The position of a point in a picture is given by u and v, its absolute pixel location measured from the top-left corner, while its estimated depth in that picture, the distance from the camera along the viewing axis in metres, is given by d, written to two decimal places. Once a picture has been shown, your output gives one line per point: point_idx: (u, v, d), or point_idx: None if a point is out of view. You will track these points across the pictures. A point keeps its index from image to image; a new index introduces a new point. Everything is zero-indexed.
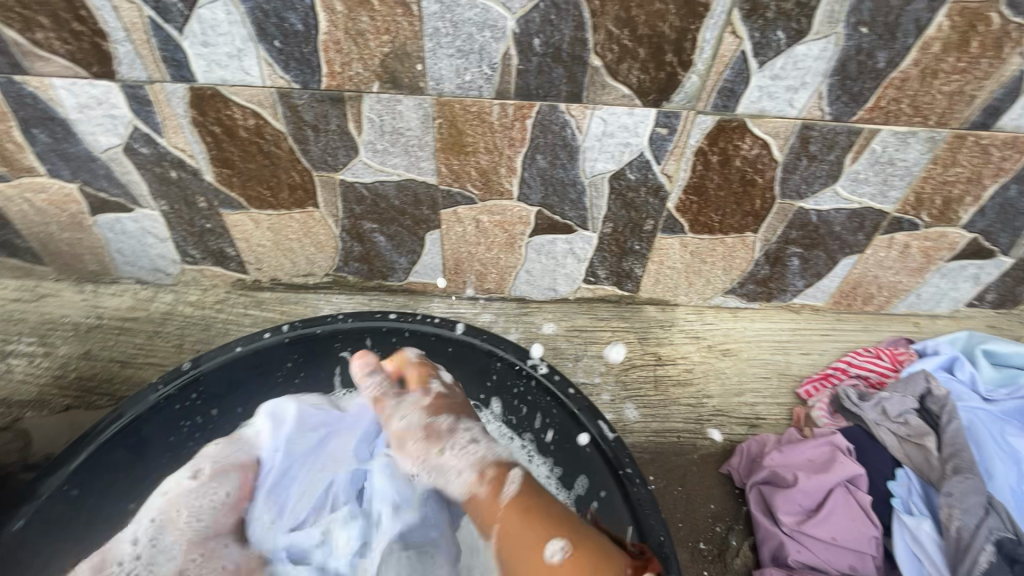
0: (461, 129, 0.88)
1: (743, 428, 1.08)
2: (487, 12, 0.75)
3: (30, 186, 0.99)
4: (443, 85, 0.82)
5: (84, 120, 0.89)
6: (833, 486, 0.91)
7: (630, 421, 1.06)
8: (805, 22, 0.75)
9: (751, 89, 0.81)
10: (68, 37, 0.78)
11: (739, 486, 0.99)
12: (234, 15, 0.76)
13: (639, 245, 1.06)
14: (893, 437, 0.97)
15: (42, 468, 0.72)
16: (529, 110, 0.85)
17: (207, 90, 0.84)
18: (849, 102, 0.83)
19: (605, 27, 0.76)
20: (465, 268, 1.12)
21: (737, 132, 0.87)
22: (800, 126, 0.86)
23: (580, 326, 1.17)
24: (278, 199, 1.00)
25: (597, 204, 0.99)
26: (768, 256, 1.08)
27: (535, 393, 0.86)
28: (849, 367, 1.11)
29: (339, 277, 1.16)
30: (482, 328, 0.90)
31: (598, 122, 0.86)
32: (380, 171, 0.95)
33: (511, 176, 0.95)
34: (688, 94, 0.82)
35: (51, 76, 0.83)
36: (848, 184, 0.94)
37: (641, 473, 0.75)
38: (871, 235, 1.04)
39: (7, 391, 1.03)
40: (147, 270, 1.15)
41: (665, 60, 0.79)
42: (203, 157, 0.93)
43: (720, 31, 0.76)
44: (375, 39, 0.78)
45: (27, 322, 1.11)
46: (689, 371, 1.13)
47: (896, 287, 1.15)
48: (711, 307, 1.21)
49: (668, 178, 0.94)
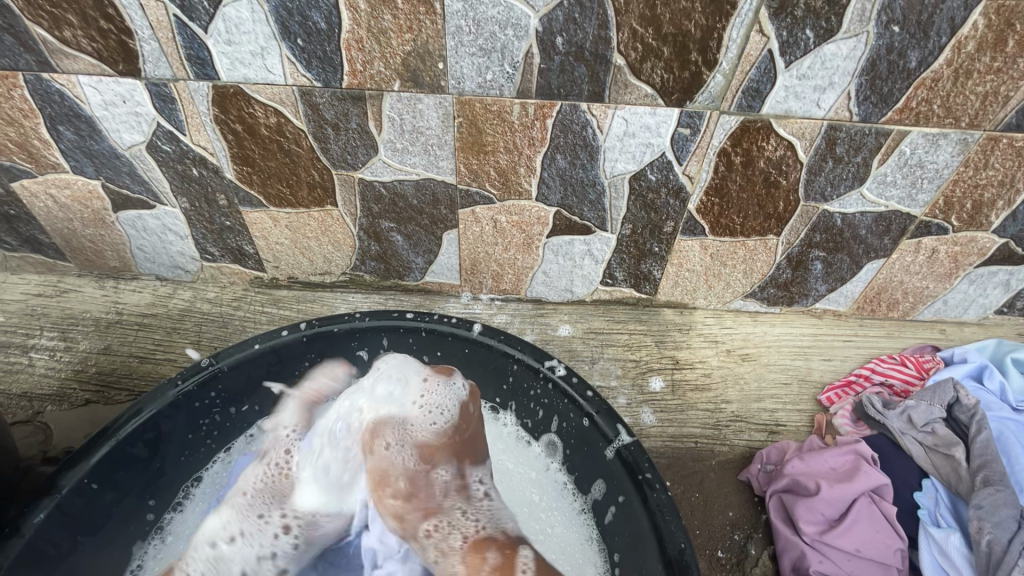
0: (481, 129, 0.87)
1: (763, 435, 1.06)
2: (510, 10, 0.74)
3: (55, 183, 1.01)
4: (464, 84, 0.82)
5: (108, 117, 0.89)
6: (856, 496, 0.88)
7: (647, 426, 1.04)
8: (835, 21, 0.73)
9: (777, 89, 0.80)
10: (94, 35, 0.79)
11: (758, 494, 0.97)
12: (258, 13, 0.76)
13: (658, 247, 1.05)
14: (919, 447, 0.95)
15: (65, 460, 0.70)
16: (550, 109, 0.84)
17: (230, 88, 0.84)
18: (878, 102, 0.81)
19: (629, 26, 0.75)
20: (481, 269, 1.12)
21: (762, 133, 0.85)
22: (826, 127, 0.84)
23: (596, 328, 1.16)
24: (298, 197, 1.00)
25: (616, 205, 0.98)
26: (790, 260, 1.07)
27: (551, 395, 0.84)
28: (873, 373, 1.08)
29: (356, 276, 1.16)
30: (499, 329, 0.88)
31: (620, 122, 0.85)
32: (399, 170, 0.94)
33: (531, 176, 0.94)
34: (712, 94, 0.81)
35: (77, 73, 0.84)
36: (875, 187, 0.92)
37: (661, 478, 0.72)
38: (897, 240, 1.01)
39: (28, 385, 1.04)
40: (167, 267, 1.16)
41: (689, 59, 0.78)
42: (224, 154, 0.94)
43: (747, 29, 0.74)
44: (397, 37, 0.77)
45: (49, 317, 1.12)
46: (708, 375, 1.11)
47: (922, 293, 1.12)
48: (730, 310, 1.20)
49: (690, 179, 0.93)
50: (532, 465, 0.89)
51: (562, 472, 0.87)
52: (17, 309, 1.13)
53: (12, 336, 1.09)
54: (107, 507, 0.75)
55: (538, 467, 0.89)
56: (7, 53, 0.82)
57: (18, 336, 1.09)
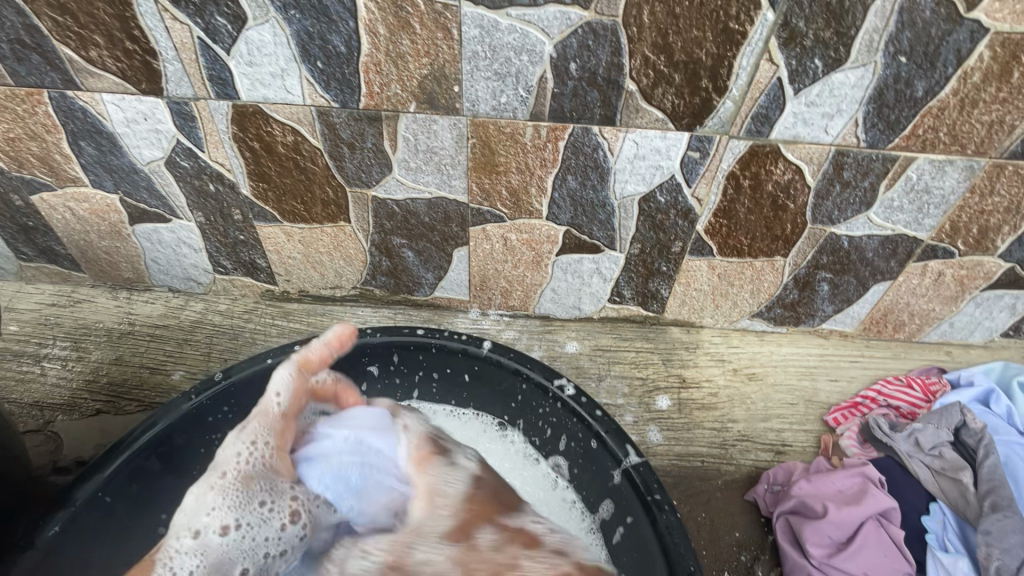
0: (494, 150, 0.89)
1: (769, 455, 1.06)
2: (525, 36, 0.76)
3: (73, 196, 1.03)
4: (479, 107, 0.84)
5: (130, 134, 0.91)
6: (864, 519, 0.88)
7: (653, 444, 1.05)
8: (843, 52, 0.75)
9: (786, 115, 0.81)
10: (120, 55, 0.81)
11: (765, 515, 0.97)
12: (280, 37, 0.78)
13: (666, 266, 1.06)
14: (927, 470, 0.95)
15: (78, 473, 0.72)
16: (562, 132, 0.86)
17: (249, 107, 0.86)
18: (885, 129, 0.82)
19: (641, 53, 0.77)
20: (490, 285, 1.13)
21: (771, 157, 0.87)
22: (834, 152, 0.85)
23: (603, 345, 1.16)
24: (311, 214, 1.02)
25: (626, 225, 0.99)
26: (796, 281, 1.07)
27: (560, 414, 0.85)
28: (879, 396, 1.09)
29: (366, 290, 1.17)
30: (509, 346, 0.90)
31: (630, 145, 0.87)
32: (412, 188, 0.96)
33: (542, 196, 0.96)
34: (721, 119, 0.83)
35: (101, 92, 0.86)
36: (882, 211, 0.93)
37: (670, 499, 0.73)
38: (903, 263, 1.02)
39: (40, 394, 1.05)
40: (180, 279, 1.18)
41: (700, 85, 0.79)
42: (241, 171, 0.95)
43: (757, 58, 0.76)
44: (414, 61, 0.79)
45: (62, 327, 1.14)
46: (714, 395, 1.12)
47: (928, 315, 1.13)
48: (737, 329, 1.20)
49: (698, 201, 0.94)
50: (540, 483, 0.89)
51: (570, 491, 0.86)
52: (31, 318, 1.15)
53: (25, 345, 1.11)
54: (121, 520, 0.76)
55: (544, 486, 0.88)
56: (34, 71, 0.84)
57: (31, 346, 1.11)
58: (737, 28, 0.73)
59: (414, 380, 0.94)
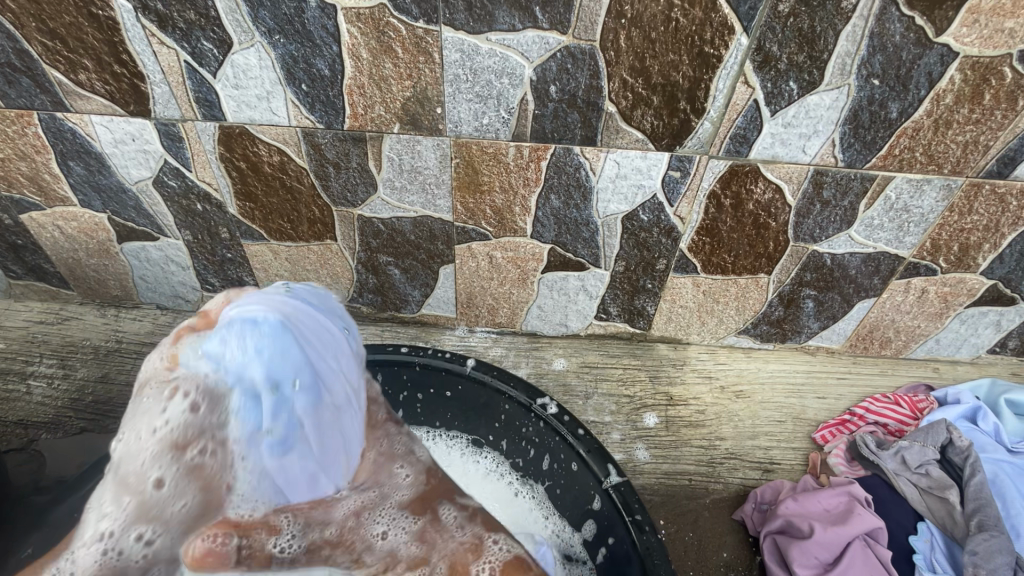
0: (477, 169, 0.90)
1: (757, 473, 1.05)
2: (505, 60, 0.78)
3: (62, 215, 1.03)
4: (461, 128, 0.85)
5: (118, 154, 0.93)
6: (851, 539, 0.87)
7: (640, 462, 1.04)
8: (817, 74, 0.76)
9: (764, 136, 0.83)
10: (108, 78, 0.83)
11: (752, 535, 0.96)
12: (265, 60, 0.79)
13: (651, 283, 1.07)
14: (914, 489, 0.94)
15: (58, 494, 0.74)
16: (544, 152, 0.87)
17: (235, 128, 0.87)
18: (862, 149, 0.83)
19: (619, 76, 0.78)
20: (477, 303, 1.13)
21: (750, 176, 0.88)
22: (813, 172, 0.87)
23: (590, 362, 1.16)
24: (298, 232, 1.03)
25: (610, 243, 1.00)
26: (782, 298, 1.08)
27: (543, 433, 0.86)
28: (867, 413, 1.08)
29: (354, 307, 1.17)
30: (493, 365, 0.91)
31: (612, 165, 0.88)
32: (397, 207, 0.97)
33: (526, 215, 0.96)
34: (701, 140, 0.84)
35: (90, 113, 0.87)
36: (862, 229, 0.94)
37: (650, 519, 0.74)
38: (886, 280, 1.03)
39: (24, 412, 1.04)
40: (168, 296, 1.18)
41: (678, 107, 0.80)
42: (228, 190, 0.96)
43: (733, 81, 0.77)
44: (397, 84, 0.81)
45: (49, 345, 1.14)
46: (701, 412, 1.12)
47: (914, 331, 1.13)
48: (724, 346, 1.20)
49: (681, 220, 0.95)
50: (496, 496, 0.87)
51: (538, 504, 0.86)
52: (19, 335, 1.15)
53: (12, 363, 1.11)
54: None
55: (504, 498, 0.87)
56: (24, 94, 0.86)
57: (17, 363, 1.10)
58: (713, 53, 0.75)
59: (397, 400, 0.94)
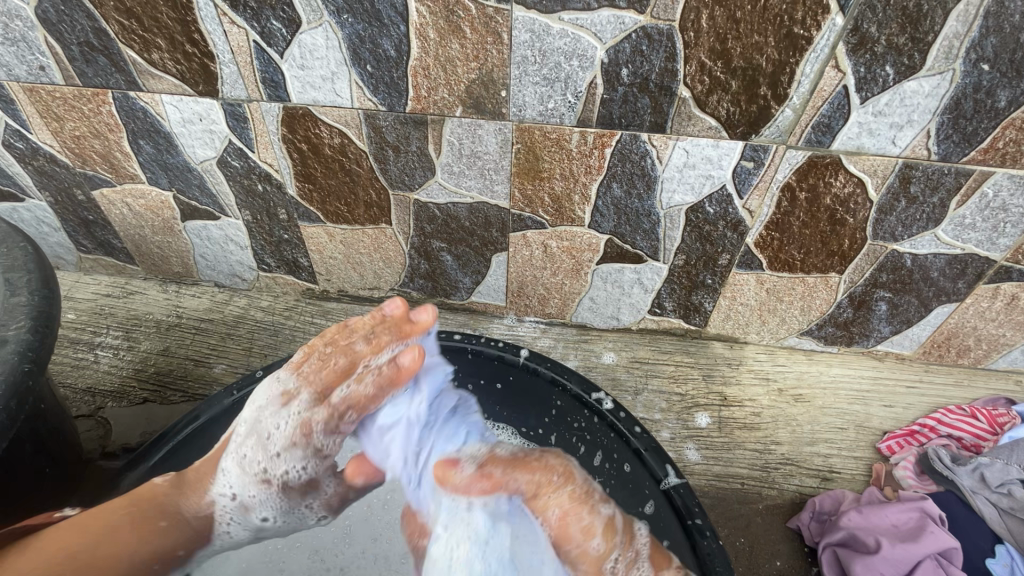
0: (538, 155, 0.88)
1: (815, 481, 1.00)
2: (576, 41, 0.74)
3: (131, 192, 1.07)
4: (525, 112, 0.82)
5: (185, 134, 0.94)
6: (921, 558, 0.82)
7: (691, 463, 1.01)
8: (918, 58, 0.70)
9: (850, 125, 0.77)
10: (180, 58, 0.84)
11: (809, 546, 0.92)
12: (332, 40, 0.79)
13: (711, 279, 1.02)
14: (992, 508, 0.88)
15: (127, 461, 0.76)
16: (609, 139, 0.84)
17: (299, 109, 0.87)
18: (960, 142, 0.77)
19: (697, 58, 0.74)
20: (528, 292, 1.11)
21: (831, 168, 0.82)
22: (901, 165, 0.80)
23: (641, 358, 1.13)
24: (354, 215, 1.03)
25: (671, 235, 0.96)
26: (852, 300, 1.02)
27: (597, 429, 0.84)
28: (939, 425, 1.02)
29: (404, 292, 1.17)
30: (546, 356, 0.89)
31: (680, 153, 0.84)
32: (454, 192, 0.96)
33: (585, 204, 0.94)
34: (779, 129, 0.79)
35: (161, 92, 0.89)
36: (951, 228, 0.87)
37: (712, 524, 0.71)
38: (972, 284, 0.96)
39: (93, 380, 1.09)
40: (225, 274, 1.21)
41: (758, 93, 0.76)
42: (288, 172, 0.97)
43: (822, 64, 0.72)
44: (463, 65, 0.79)
45: (116, 317, 1.19)
46: (758, 415, 1.07)
47: (997, 340, 1.05)
48: (783, 347, 1.15)
49: (750, 213, 0.90)
50: None
51: None
52: (88, 307, 1.20)
53: (81, 333, 1.16)
54: None
55: None
56: (100, 72, 0.88)
57: (86, 334, 1.16)
58: (802, 33, 0.70)
59: None
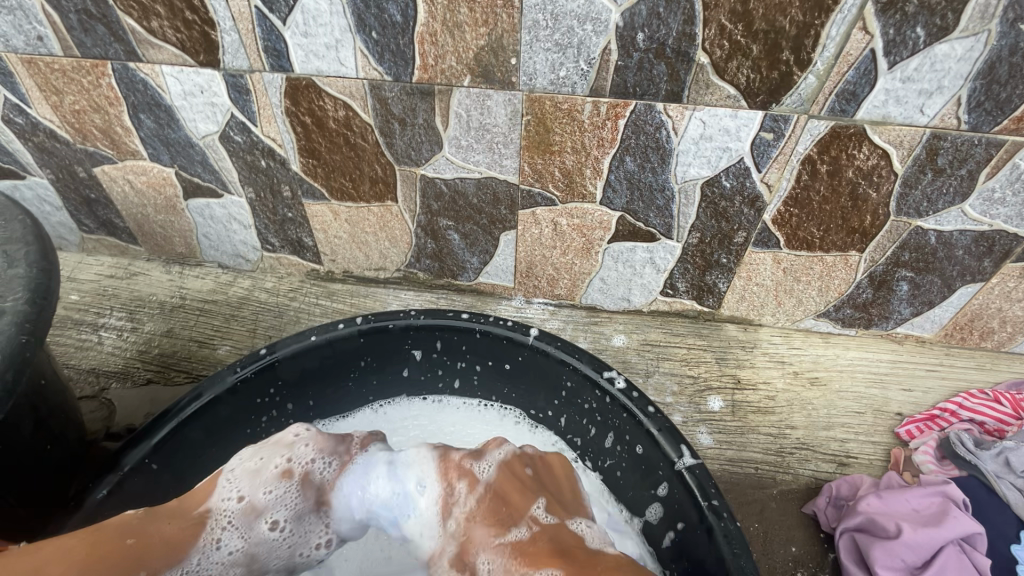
0: (549, 127, 0.85)
1: (832, 466, 0.97)
2: (590, 3, 0.71)
3: (133, 169, 1.05)
4: (536, 81, 0.79)
5: (186, 107, 0.92)
6: (943, 543, 0.80)
7: (704, 446, 0.99)
8: (951, 18, 0.66)
9: (876, 92, 0.73)
10: (180, 26, 0.81)
11: (825, 531, 0.90)
12: (336, 5, 0.76)
13: (726, 258, 0.99)
14: (1017, 493, 0.85)
15: (127, 440, 0.73)
16: (623, 109, 0.81)
17: (303, 80, 0.85)
18: (993, 109, 0.73)
19: (717, 21, 0.71)
20: (536, 272, 1.09)
21: (854, 140, 0.79)
22: (930, 135, 0.77)
23: (653, 340, 1.11)
24: (359, 192, 1.00)
25: (685, 212, 0.93)
26: (872, 279, 0.98)
27: (610, 409, 0.81)
28: (961, 409, 0.99)
29: (410, 273, 1.15)
30: (555, 334, 0.85)
31: (697, 124, 0.81)
32: (461, 167, 0.93)
33: (596, 178, 0.91)
34: (801, 97, 0.76)
35: (161, 63, 0.87)
36: (979, 203, 0.84)
37: (729, 506, 0.68)
38: (999, 263, 0.92)
39: (97, 361, 1.08)
40: (229, 255, 1.19)
41: (780, 58, 0.72)
42: (292, 146, 0.95)
43: (848, 27, 0.69)
44: (472, 31, 0.76)
45: (119, 298, 1.17)
46: (773, 398, 1.04)
47: (1022, 322, 1.01)
48: (799, 330, 1.12)
49: (768, 188, 0.87)
50: None
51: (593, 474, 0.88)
52: (92, 288, 1.19)
53: (84, 314, 1.15)
54: (166, 486, 0.78)
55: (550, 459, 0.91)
56: (99, 42, 0.85)
57: (90, 315, 1.14)
58: None
59: (456, 368, 0.93)
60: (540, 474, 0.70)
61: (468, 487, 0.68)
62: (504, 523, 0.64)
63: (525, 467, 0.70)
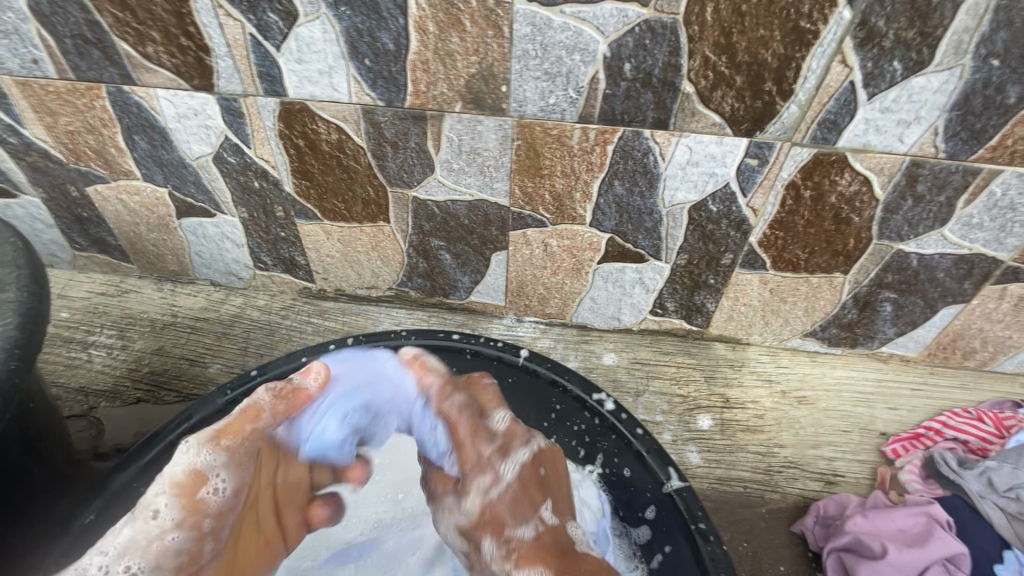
0: (539, 152, 0.86)
1: (819, 485, 0.98)
2: (578, 35, 0.73)
3: (125, 188, 1.05)
4: (526, 108, 0.81)
5: (180, 129, 0.93)
6: (928, 563, 0.81)
7: (693, 465, 0.99)
8: (926, 53, 0.69)
9: (857, 122, 0.75)
10: (175, 51, 0.82)
11: (813, 550, 0.90)
12: (330, 33, 0.77)
13: (714, 278, 1.01)
14: (1000, 513, 0.86)
15: (115, 464, 0.73)
16: (611, 135, 0.82)
17: (296, 104, 0.86)
18: (968, 139, 0.75)
19: (701, 53, 0.73)
20: (528, 292, 1.10)
21: (836, 166, 0.81)
22: (909, 162, 0.79)
23: (642, 359, 1.12)
24: (351, 213, 1.01)
25: (673, 234, 0.94)
26: (856, 300, 1.00)
27: (599, 431, 0.82)
28: (945, 428, 1.00)
29: (402, 291, 1.16)
30: (547, 357, 0.88)
31: (684, 150, 0.82)
32: (453, 190, 0.94)
33: (586, 202, 0.92)
34: (785, 125, 0.78)
35: (156, 87, 0.88)
36: (958, 228, 0.86)
37: (715, 528, 0.70)
38: (979, 285, 0.94)
39: (86, 379, 1.07)
40: (221, 273, 1.19)
41: (763, 88, 0.74)
42: (285, 168, 0.95)
43: (829, 60, 0.71)
44: (463, 60, 0.78)
45: (110, 316, 1.17)
46: (761, 417, 1.05)
47: (1003, 342, 1.03)
48: (787, 349, 1.13)
49: (753, 212, 0.89)
50: None
51: None
52: (82, 306, 1.18)
53: (74, 331, 1.14)
54: None
55: None
56: (94, 66, 0.86)
57: (80, 332, 1.14)
58: (808, 27, 0.68)
59: None
60: (552, 478, 0.72)
61: (491, 480, 0.70)
62: (514, 520, 0.68)
63: (541, 467, 0.72)
